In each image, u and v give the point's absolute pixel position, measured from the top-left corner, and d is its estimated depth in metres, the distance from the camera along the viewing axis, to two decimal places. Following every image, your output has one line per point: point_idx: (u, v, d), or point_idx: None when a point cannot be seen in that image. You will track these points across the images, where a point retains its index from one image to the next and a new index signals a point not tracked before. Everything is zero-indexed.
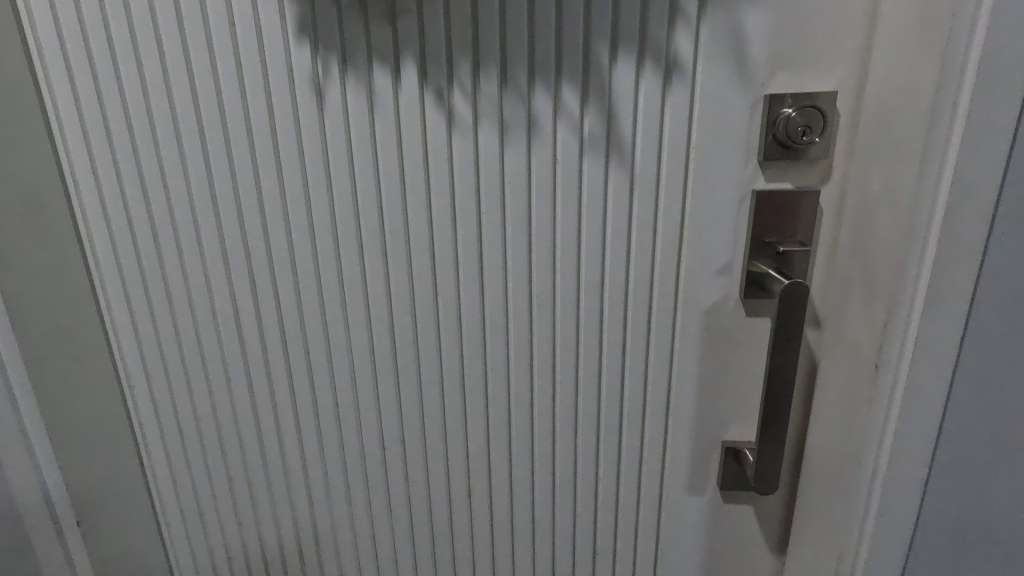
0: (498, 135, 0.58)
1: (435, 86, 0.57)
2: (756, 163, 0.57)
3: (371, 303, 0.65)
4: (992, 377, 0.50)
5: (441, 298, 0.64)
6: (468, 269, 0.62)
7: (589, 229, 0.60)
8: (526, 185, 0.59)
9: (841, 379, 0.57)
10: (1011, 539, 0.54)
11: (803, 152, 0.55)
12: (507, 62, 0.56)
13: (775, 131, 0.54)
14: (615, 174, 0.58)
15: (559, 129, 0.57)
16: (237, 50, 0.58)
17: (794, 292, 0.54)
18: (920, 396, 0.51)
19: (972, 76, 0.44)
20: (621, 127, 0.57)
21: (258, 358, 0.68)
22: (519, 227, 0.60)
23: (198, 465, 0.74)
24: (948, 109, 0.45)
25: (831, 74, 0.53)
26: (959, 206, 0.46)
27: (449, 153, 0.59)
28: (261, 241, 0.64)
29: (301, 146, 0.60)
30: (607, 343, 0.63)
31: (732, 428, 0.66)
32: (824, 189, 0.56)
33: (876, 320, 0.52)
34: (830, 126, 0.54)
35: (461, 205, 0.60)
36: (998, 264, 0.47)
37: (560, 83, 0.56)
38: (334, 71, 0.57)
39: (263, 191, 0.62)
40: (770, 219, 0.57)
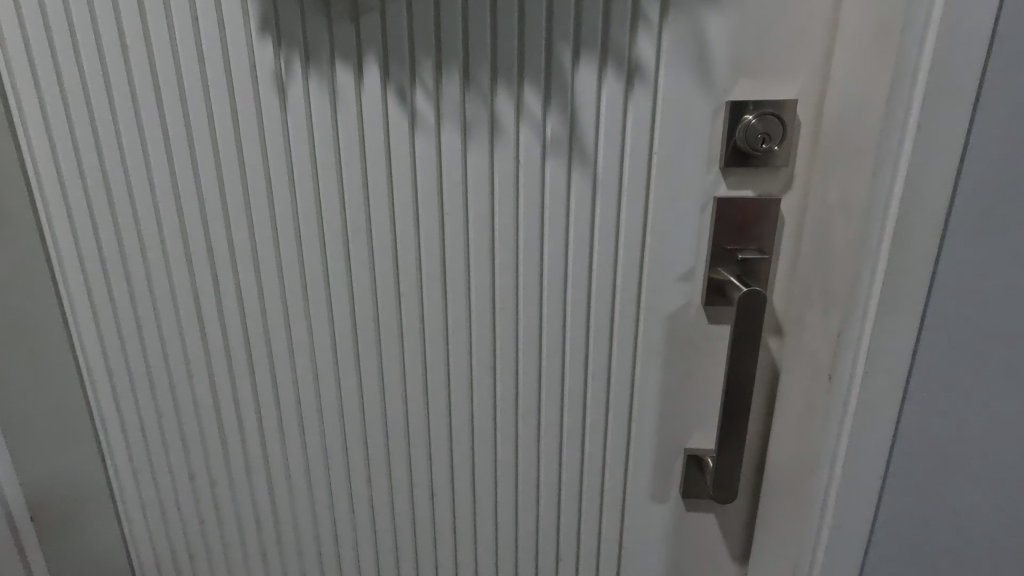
0: (460, 135, 0.58)
1: (398, 84, 0.57)
2: (718, 168, 0.56)
3: (334, 302, 0.64)
4: (944, 390, 0.50)
5: (404, 299, 0.63)
6: (430, 270, 0.62)
7: (552, 232, 0.60)
8: (489, 187, 0.59)
9: (799, 389, 0.57)
10: (965, 550, 0.54)
11: (765, 159, 0.55)
12: (470, 62, 0.56)
13: (736, 138, 0.54)
14: (578, 177, 0.58)
15: (522, 132, 0.57)
16: (200, 44, 0.57)
17: (751, 300, 0.53)
18: (874, 407, 0.50)
19: (922, 86, 0.43)
20: (584, 130, 0.56)
21: (220, 357, 0.68)
22: (482, 229, 0.60)
23: (160, 462, 0.74)
24: (899, 120, 0.44)
25: (792, 82, 0.53)
26: (910, 218, 0.45)
27: (412, 154, 0.59)
28: (224, 236, 0.63)
29: (264, 142, 0.60)
30: (569, 348, 0.63)
31: (694, 435, 0.65)
32: (786, 198, 0.56)
33: (831, 328, 0.52)
34: (791, 134, 0.54)
35: (424, 205, 0.60)
36: (951, 275, 0.47)
37: (523, 87, 0.56)
38: (297, 68, 0.57)
39: (226, 187, 0.61)
40: (730, 226, 0.57)
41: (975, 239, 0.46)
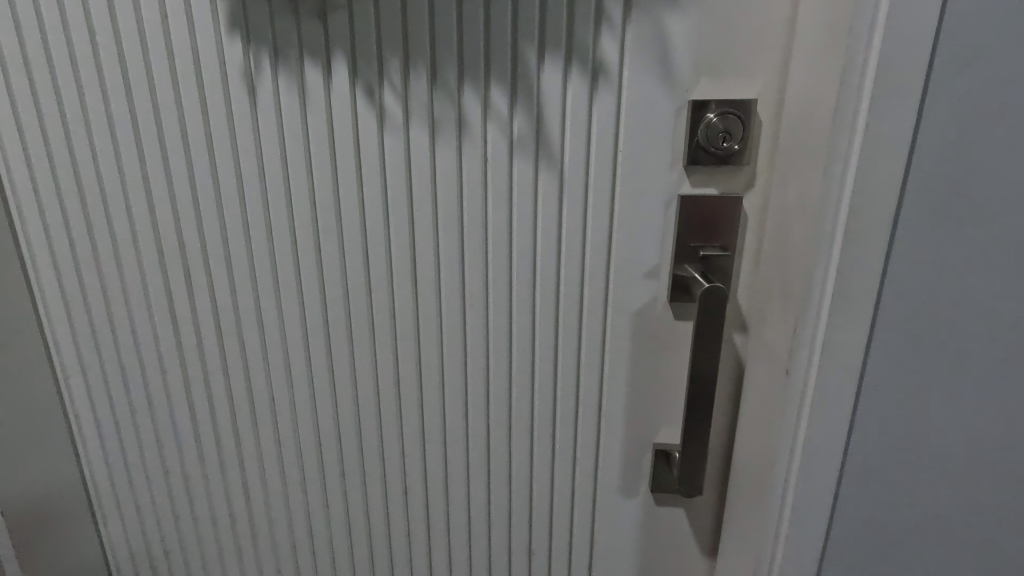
0: (428, 133, 0.58)
1: (366, 82, 0.57)
2: (682, 167, 0.57)
3: (305, 298, 0.65)
4: (897, 385, 0.51)
5: (375, 296, 0.64)
6: (400, 266, 0.63)
7: (520, 228, 0.60)
8: (457, 184, 0.60)
9: (761, 384, 0.58)
10: (921, 541, 0.55)
11: (726, 158, 0.56)
12: (437, 62, 0.56)
13: (698, 136, 0.55)
14: (545, 175, 0.59)
15: (489, 130, 0.58)
16: (169, 41, 0.57)
17: (711, 296, 0.54)
18: (829, 401, 0.51)
19: (870, 86, 0.44)
20: (550, 129, 0.57)
21: (194, 354, 0.68)
22: (451, 226, 0.61)
23: (134, 458, 0.74)
24: (849, 119, 0.45)
25: (752, 82, 0.54)
26: (861, 215, 0.46)
27: (381, 152, 0.59)
28: (195, 232, 0.63)
29: (234, 139, 0.60)
30: (539, 344, 0.64)
31: (662, 430, 0.66)
32: (748, 196, 0.57)
33: (791, 323, 0.52)
34: (751, 133, 0.55)
35: (394, 202, 0.61)
36: (902, 271, 0.47)
37: (489, 85, 0.57)
38: (266, 67, 0.57)
39: (198, 183, 0.62)
40: (694, 223, 0.58)
41: (925, 236, 0.47)
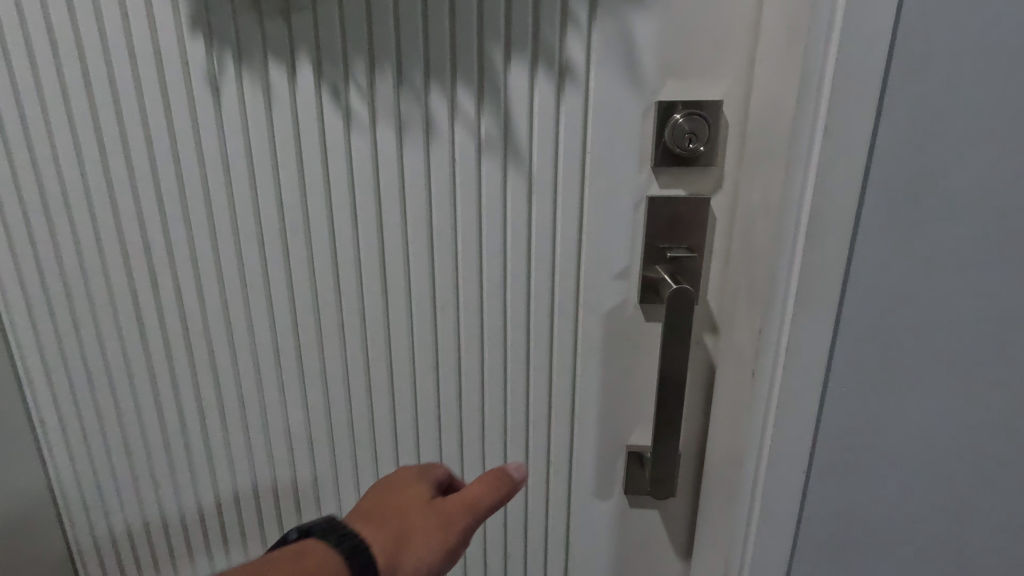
0: (395, 135, 0.58)
1: (332, 83, 0.57)
2: (649, 168, 0.57)
3: (274, 301, 0.64)
4: (862, 385, 0.51)
5: (344, 298, 0.63)
6: (369, 269, 0.62)
7: (490, 230, 0.60)
8: (426, 186, 0.59)
9: (730, 385, 0.58)
10: (887, 540, 0.55)
11: (693, 159, 0.55)
12: (402, 61, 0.56)
13: (664, 138, 0.55)
14: (513, 176, 0.58)
15: (456, 131, 0.57)
16: (130, 41, 0.56)
17: (678, 298, 0.54)
18: (795, 403, 0.51)
19: (828, 88, 0.44)
20: (518, 129, 0.57)
21: (160, 359, 0.67)
22: (420, 228, 0.61)
23: (101, 465, 0.73)
24: (808, 121, 0.45)
25: (718, 83, 0.54)
26: (822, 216, 0.46)
27: (348, 154, 0.59)
28: (160, 234, 0.63)
29: (199, 140, 0.59)
30: (510, 346, 0.64)
31: (635, 432, 0.66)
32: (716, 197, 0.57)
33: (753, 326, 0.52)
34: (717, 134, 0.55)
35: (362, 204, 0.60)
36: (864, 272, 0.48)
37: (456, 87, 0.56)
38: (229, 66, 0.57)
39: (162, 185, 0.61)
40: (662, 224, 0.58)
41: (886, 236, 0.47)
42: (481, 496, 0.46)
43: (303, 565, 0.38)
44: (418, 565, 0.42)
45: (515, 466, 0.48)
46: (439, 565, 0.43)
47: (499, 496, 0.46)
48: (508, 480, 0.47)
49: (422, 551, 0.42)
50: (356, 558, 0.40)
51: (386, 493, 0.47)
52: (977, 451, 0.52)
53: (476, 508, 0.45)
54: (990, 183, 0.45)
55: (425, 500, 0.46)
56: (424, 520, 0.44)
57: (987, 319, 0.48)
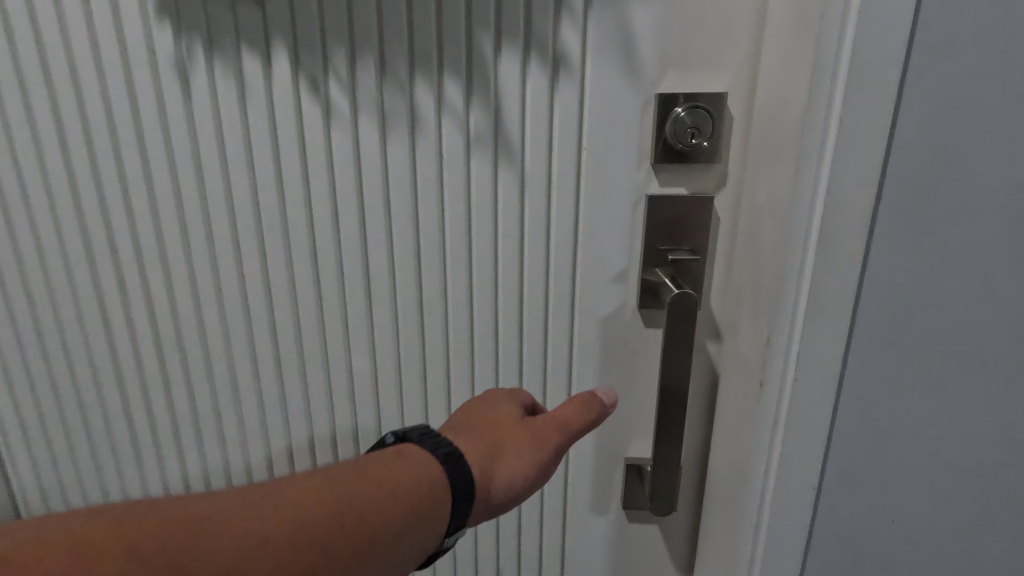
0: (378, 130, 0.54)
1: (310, 74, 0.53)
2: (649, 165, 0.54)
3: (250, 306, 0.60)
4: (876, 395, 0.48)
5: (325, 303, 0.60)
6: (352, 272, 0.59)
7: (480, 231, 0.57)
8: (411, 184, 0.56)
9: (733, 395, 0.55)
10: (902, 560, 0.52)
11: (695, 155, 0.52)
12: (386, 50, 0.52)
13: (665, 132, 0.52)
14: (504, 174, 0.55)
15: (443, 126, 0.54)
16: (92, 28, 0.53)
17: (681, 303, 0.51)
18: (805, 416, 0.48)
19: (842, 78, 0.40)
20: (509, 124, 0.53)
21: (129, 366, 0.64)
22: (406, 228, 0.57)
23: (70, 474, 0.70)
24: (821, 113, 0.41)
25: (721, 74, 0.51)
26: (835, 217, 0.43)
27: (328, 150, 0.55)
28: (128, 235, 0.59)
29: (167, 135, 0.55)
30: (502, 354, 0.60)
31: (633, 444, 0.63)
32: (719, 196, 0.54)
33: (758, 335, 0.49)
34: (720, 129, 0.52)
35: (343, 203, 0.57)
36: (880, 275, 0.44)
37: (443, 78, 0.53)
38: (199, 55, 0.53)
39: (128, 183, 0.57)
40: (662, 224, 0.54)
41: (903, 238, 0.44)
42: (572, 416, 0.46)
43: (405, 467, 0.40)
44: (511, 476, 0.43)
45: (604, 392, 0.48)
46: (532, 479, 0.43)
47: (589, 419, 0.46)
48: (598, 403, 0.47)
49: (513, 463, 0.43)
50: (455, 465, 0.41)
51: (478, 409, 0.47)
52: (999, 469, 0.49)
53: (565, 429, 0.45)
54: (1016, 181, 0.42)
55: (516, 419, 0.46)
56: (516, 435, 0.44)
57: (1013, 328, 0.45)
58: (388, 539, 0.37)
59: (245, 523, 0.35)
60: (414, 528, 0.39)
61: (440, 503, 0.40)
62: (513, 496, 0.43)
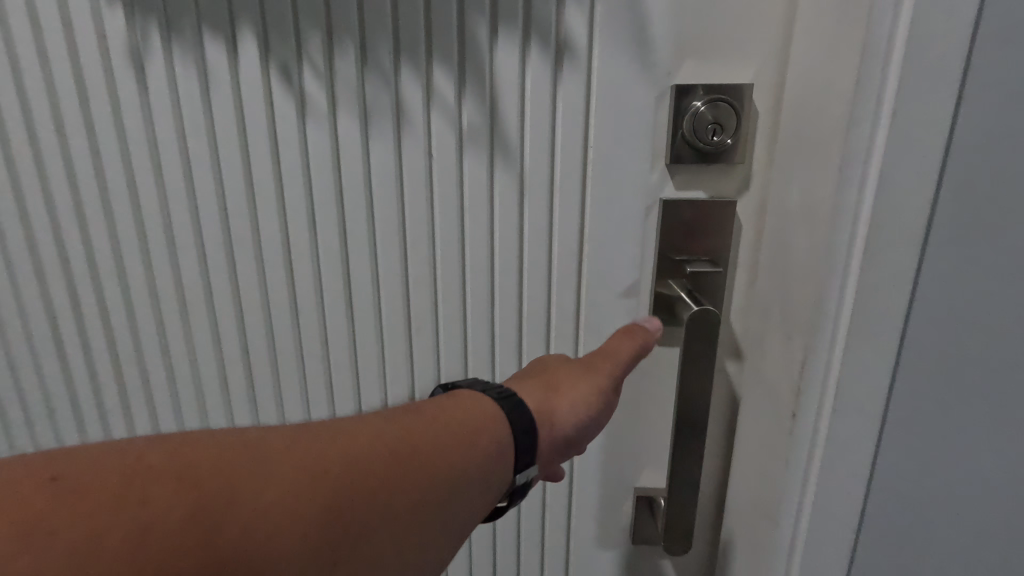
0: (359, 125, 0.48)
1: (281, 62, 0.47)
2: (663, 166, 0.48)
3: (218, 321, 0.56)
4: (927, 430, 0.41)
5: (302, 317, 0.54)
6: (331, 283, 0.53)
7: (474, 238, 0.51)
8: (397, 186, 0.50)
9: (757, 422, 0.49)
10: None
11: (717, 155, 0.46)
12: (368, 35, 0.46)
13: (683, 129, 0.46)
14: (501, 175, 0.49)
15: (432, 121, 0.48)
16: (38, 14, 0.47)
17: (701, 321, 0.45)
18: (843, 451, 0.42)
19: (898, 62, 0.34)
20: (506, 120, 0.47)
21: (84, 384, 0.60)
22: (391, 235, 0.51)
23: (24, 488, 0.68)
24: (870, 105, 0.35)
25: (747, 63, 0.45)
26: (885, 225, 0.37)
27: (303, 148, 0.49)
28: (80, 245, 0.54)
29: (123, 132, 0.50)
30: (499, 374, 0.54)
31: (644, 473, 0.57)
32: (742, 201, 0.48)
33: (792, 365, 0.43)
34: (745, 125, 0.46)
35: (321, 207, 0.51)
36: (935, 291, 0.38)
37: (432, 67, 0.47)
38: (156, 41, 0.47)
39: (79, 189, 0.53)
40: (677, 232, 0.49)
41: (965, 247, 0.37)
42: (618, 346, 0.45)
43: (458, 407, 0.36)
44: (573, 406, 0.41)
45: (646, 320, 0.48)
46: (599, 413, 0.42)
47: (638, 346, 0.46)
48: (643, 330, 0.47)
49: (573, 392, 0.41)
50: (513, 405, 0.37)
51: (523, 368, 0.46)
52: None
53: (614, 359, 0.44)
54: None
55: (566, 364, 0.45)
56: (570, 370, 0.43)
57: None
58: (453, 470, 0.32)
59: (289, 453, 0.28)
60: (485, 453, 0.34)
61: (502, 432, 0.36)
62: (578, 430, 0.41)
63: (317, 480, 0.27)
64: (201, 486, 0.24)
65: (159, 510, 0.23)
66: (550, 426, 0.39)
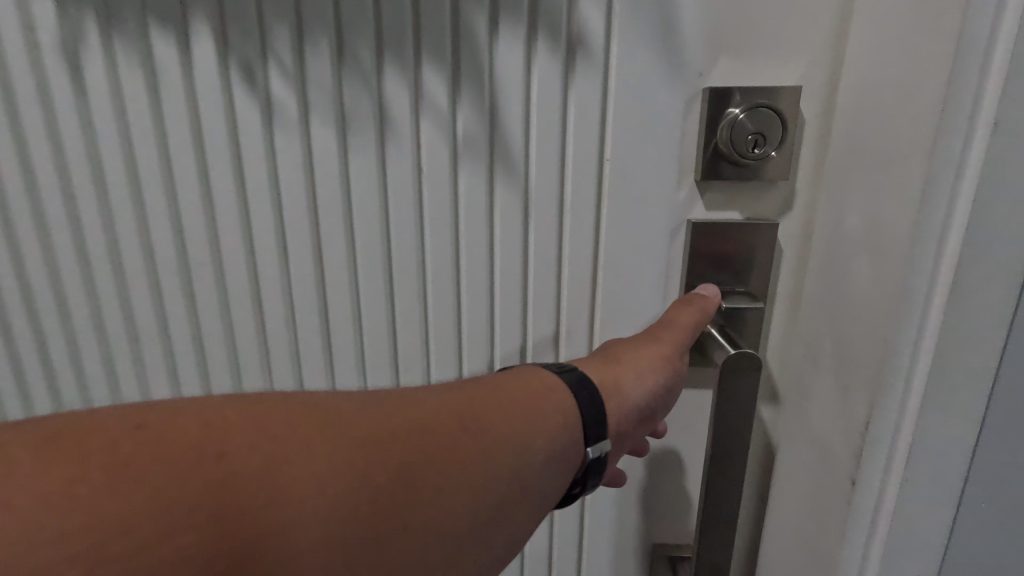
0: (336, 134, 0.41)
1: (243, 60, 0.40)
2: (692, 182, 0.41)
3: (176, 357, 0.48)
4: (1008, 495, 0.35)
5: (273, 353, 0.47)
6: (306, 315, 0.46)
7: (470, 265, 0.44)
8: (380, 205, 0.43)
9: (800, 481, 0.42)
10: None
11: (757, 170, 0.39)
12: (344, 28, 0.39)
13: (718, 139, 0.39)
14: (502, 192, 0.42)
15: (422, 129, 0.41)
16: None
17: (741, 366, 0.38)
18: (917, 522, 0.36)
19: (1003, 61, 0.27)
20: (508, 128, 0.40)
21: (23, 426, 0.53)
22: (375, 262, 0.44)
23: None
24: (966, 112, 0.29)
25: (793, 61, 0.38)
26: (978, 261, 0.30)
27: (271, 160, 0.42)
28: (10, 270, 0.47)
29: (59, 142, 0.43)
30: None
31: (664, 528, 0.50)
32: (784, 223, 0.42)
33: (850, 428, 0.36)
34: (791, 136, 0.39)
35: (293, 229, 0.44)
36: None
37: (422, 66, 0.40)
38: (91, 35, 0.39)
39: (7, 206, 0.45)
40: (707, 257, 0.42)
41: None
42: (677, 316, 0.40)
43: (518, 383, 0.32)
44: (635, 377, 0.37)
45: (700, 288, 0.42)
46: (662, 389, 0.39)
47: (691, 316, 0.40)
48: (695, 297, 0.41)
49: (635, 362, 0.38)
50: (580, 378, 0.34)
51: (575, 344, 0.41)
52: None
53: (671, 329, 0.40)
54: None
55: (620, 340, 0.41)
56: (626, 343, 0.40)
57: None
58: (525, 439, 0.29)
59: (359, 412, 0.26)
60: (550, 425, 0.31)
61: (567, 403, 0.32)
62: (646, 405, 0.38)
63: (386, 443, 0.25)
64: (246, 426, 0.23)
65: (203, 446, 0.21)
66: (615, 397, 0.36)
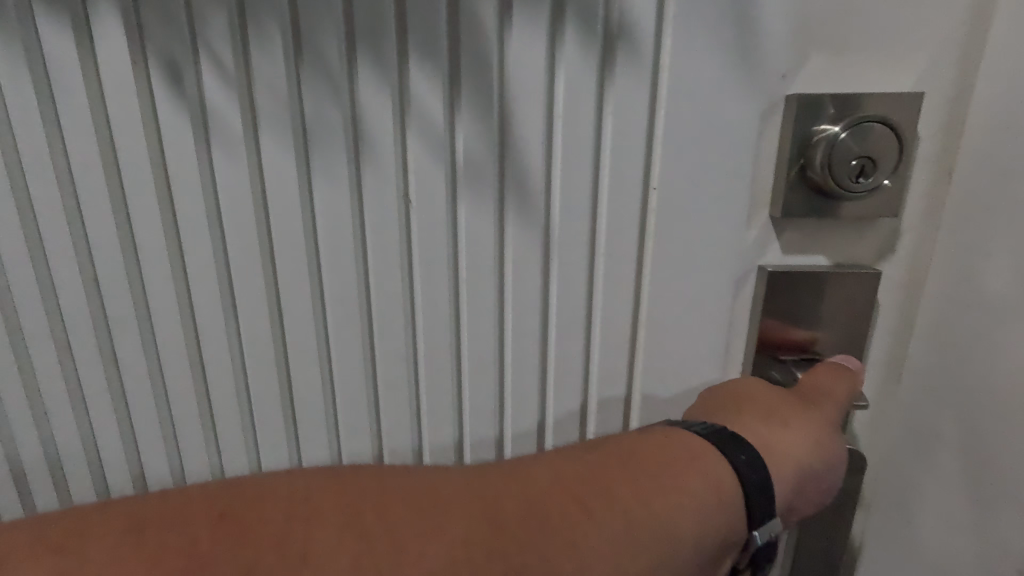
0: (294, 156, 0.31)
1: (166, 56, 0.30)
2: (766, 218, 0.32)
3: (98, 432, 0.38)
4: None
5: (221, 428, 0.37)
6: (262, 384, 0.36)
7: (473, 323, 0.34)
8: (355, 247, 0.33)
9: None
10: None
11: (857, 204, 0.30)
12: (301, 13, 0.29)
13: (807, 165, 0.30)
14: (515, 231, 0.32)
15: (408, 149, 0.31)
16: None
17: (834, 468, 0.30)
18: None
19: None
20: (523, 149, 0.30)
21: None
22: (348, 318, 0.34)
23: None
24: None
25: (908, 59, 0.29)
26: None
27: (208, 189, 0.32)
28: None
29: None
30: None
31: None
32: (886, 269, 0.32)
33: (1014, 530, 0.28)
34: (906, 159, 0.29)
35: (241, 277, 0.34)
36: None
37: (407, 65, 0.29)
38: None
39: None
40: (782, 314, 0.33)
41: None
42: (831, 383, 0.31)
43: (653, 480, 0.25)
44: (808, 452, 0.29)
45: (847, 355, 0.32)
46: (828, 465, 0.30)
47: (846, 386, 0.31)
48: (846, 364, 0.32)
49: (804, 428, 0.29)
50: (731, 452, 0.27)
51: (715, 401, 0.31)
52: None
53: (830, 395, 0.30)
54: None
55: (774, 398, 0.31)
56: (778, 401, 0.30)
57: None
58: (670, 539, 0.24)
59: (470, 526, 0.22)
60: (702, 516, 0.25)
61: (726, 483, 0.26)
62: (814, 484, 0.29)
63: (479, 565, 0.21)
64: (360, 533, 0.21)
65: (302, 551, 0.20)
66: (790, 472, 0.28)
